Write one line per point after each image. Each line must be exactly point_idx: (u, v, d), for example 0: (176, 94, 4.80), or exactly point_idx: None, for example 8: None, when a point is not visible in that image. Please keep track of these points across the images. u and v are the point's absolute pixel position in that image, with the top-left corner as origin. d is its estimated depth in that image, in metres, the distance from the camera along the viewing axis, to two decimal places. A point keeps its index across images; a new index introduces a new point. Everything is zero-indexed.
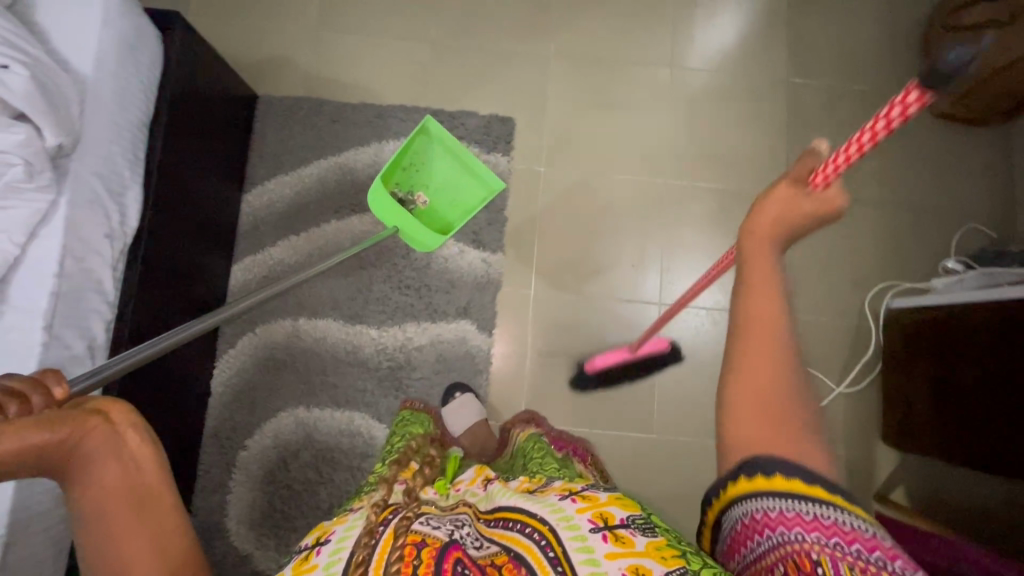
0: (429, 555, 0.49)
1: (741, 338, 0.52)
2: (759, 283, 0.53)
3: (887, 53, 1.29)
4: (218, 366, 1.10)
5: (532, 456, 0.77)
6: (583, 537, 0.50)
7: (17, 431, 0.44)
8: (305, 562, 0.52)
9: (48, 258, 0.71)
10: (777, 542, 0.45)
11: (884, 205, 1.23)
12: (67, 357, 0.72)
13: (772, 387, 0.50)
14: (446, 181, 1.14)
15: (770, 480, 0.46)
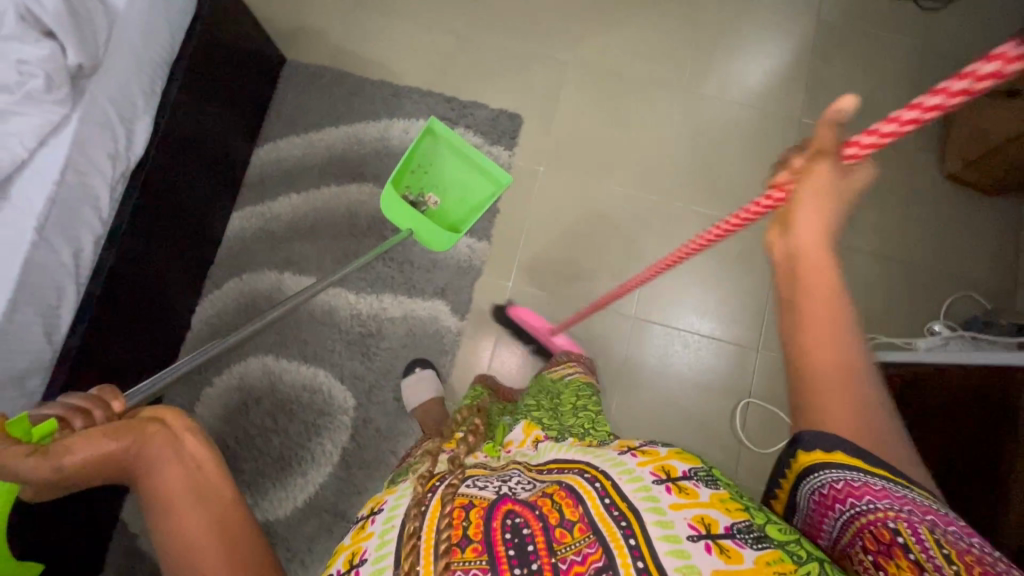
0: (478, 515, 0.48)
1: (806, 372, 0.46)
2: (821, 301, 0.46)
3: (905, 109, 1.29)
4: (202, 303, 1.16)
5: (584, 406, 0.73)
6: (646, 489, 0.49)
7: (84, 441, 0.47)
8: (361, 531, 0.53)
9: (52, 166, 0.77)
10: (850, 515, 0.42)
11: (878, 257, 1.22)
12: (51, 258, 0.77)
13: (843, 375, 0.45)
14: (456, 182, 1.21)
15: (832, 454, 0.43)
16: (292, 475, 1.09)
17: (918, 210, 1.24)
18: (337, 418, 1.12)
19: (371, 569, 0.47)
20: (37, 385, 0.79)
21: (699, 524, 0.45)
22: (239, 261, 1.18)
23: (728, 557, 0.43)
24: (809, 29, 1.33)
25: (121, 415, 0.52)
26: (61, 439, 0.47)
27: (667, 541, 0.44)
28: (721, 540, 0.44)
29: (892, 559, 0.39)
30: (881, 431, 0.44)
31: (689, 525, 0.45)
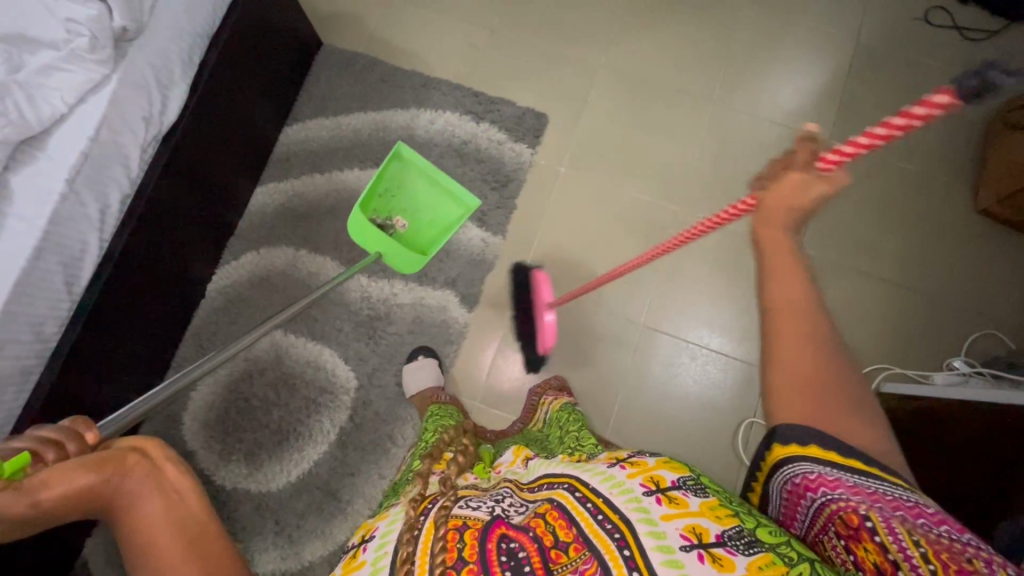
0: (472, 537, 0.47)
1: (773, 310, 0.50)
2: (781, 255, 0.51)
3: (940, 138, 1.26)
4: (218, 273, 1.19)
5: (568, 429, 0.76)
6: (638, 502, 0.47)
7: (67, 474, 0.49)
8: (353, 560, 0.52)
9: (88, 123, 0.79)
10: (819, 503, 0.44)
11: (900, 287, 1.18)
12: (78, 211, 0.80)
13: (810, 342, 0.48)
14: (425, 201, 1.17)
15: (805, 447, 0.45)
16: (289, 449, 1.10)
17: (946, 243, 1.20)
18: (338, 397, 1.12)
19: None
20: (53, 332, 0.81)
21: (691, 534, 0.43)
22: (258, 235, 1.21)
23: (721, 566, 0.41)
24: (846, 51, 1.31)
25: (95, 446, 0.53)
26: (39, 473, 0.49)
27: (661, 552, 0.42)
28: (714, 549, 0.42)
29: (859, 542, 0.41)
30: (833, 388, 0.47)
31: (680, 535, 0.43)
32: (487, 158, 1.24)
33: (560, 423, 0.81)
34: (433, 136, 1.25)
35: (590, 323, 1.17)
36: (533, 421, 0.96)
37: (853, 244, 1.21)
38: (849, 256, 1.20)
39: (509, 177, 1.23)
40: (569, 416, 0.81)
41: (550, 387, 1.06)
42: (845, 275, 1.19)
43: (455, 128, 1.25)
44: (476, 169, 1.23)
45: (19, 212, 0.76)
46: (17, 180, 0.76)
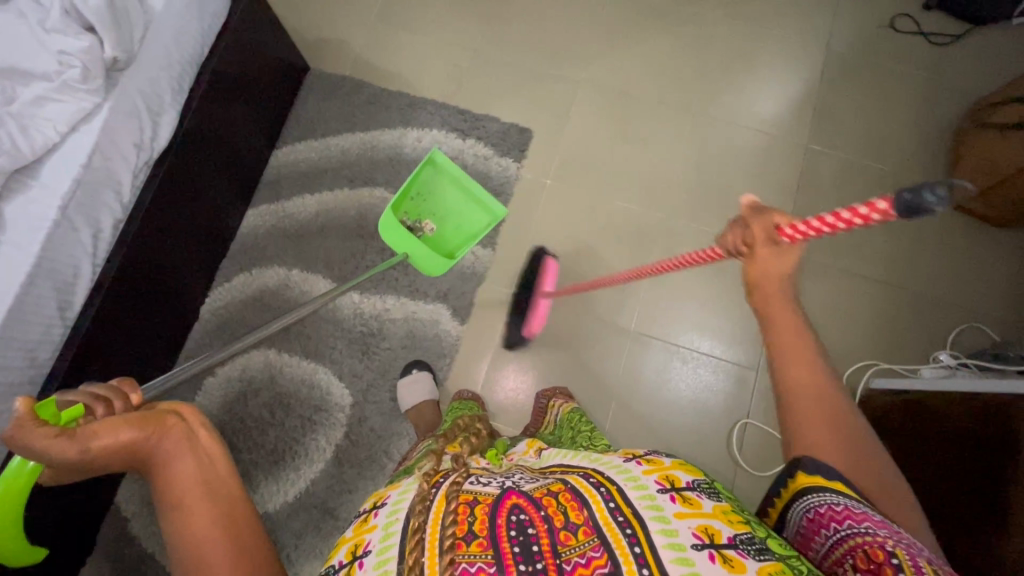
0: (484, 512, 0.46)
1: (786, 383, 0.54)
2: (788, 335, 0.56)
3: (913, 138, 1.29)
4: (212, 295, 1.20)
5: (580, 429, 0.77)
6: (651, 498, 0.46)
7: (112, 428, 0.49)
8: (364, 524, 0.51)
9: (80, 151, 0.81)
10: (842, 535, 0.43)
11: (884, 284, 1.21)
12: (71, 236, 0.81)
13: (829, 415, 0.51)
14: (450, 209, 1.20)
15: (831, 481, 0.47)
16: (285, 469, 1.10)
17: (926, 239, 1.23)
18: (333, 415, 1.13)
19: (376, 562, 0.45)
20: (47, 358, 0.82)
21: (703, 534, 0.43)
22: (250, 256, 1.22)
23: (732, 568, 0.41)
24: (819, 59, 1.35)
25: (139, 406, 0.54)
26: (88, 424, 0.50)
27: (672, 549, 0.42)
28: (725, 550, 0.42)
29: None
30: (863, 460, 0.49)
31: (693, 535, 0.43)
32: (474, 173, 1.26)
33: (571, 424, 0.82)
34: (420, 154, 1.28)
35: (580, 331, 1.19)
36: (543, 423, 0.96)
37: (835, 244, 1.23)
38: (833, 256, 1.22)
39: (496, 191, 1.25)
40: (580, 419, 0.83)
41: (557, 391, 1.04)
42: (829, 275, 1.21)
43: (442, 145, 1.28)
44: None
45: (13, 240, 0.77)
46: (12, 209, 0.78)
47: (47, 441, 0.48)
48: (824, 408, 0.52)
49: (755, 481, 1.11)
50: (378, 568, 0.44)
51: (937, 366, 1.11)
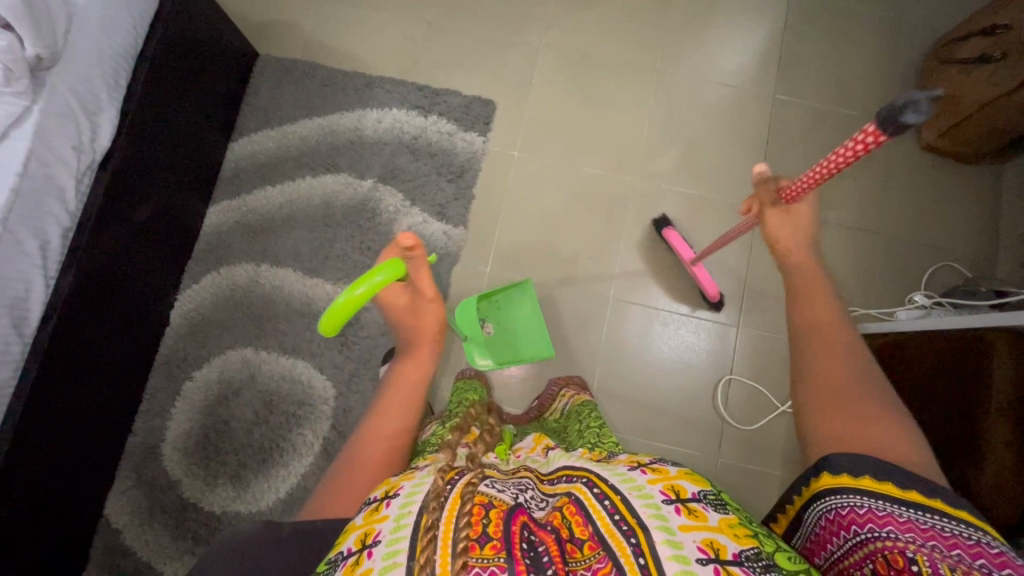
0: (498, 516, 0.42)
1: (803, 321, 0.60)
2: (811, 286, 0.64)
3: (880, 81, 1.28)
4: (181, 297, 1.17)
5: (589, 424, 0.73)
6: (656, 507, 0.43)
7: (433, 313, 0.81)
8: (375, 513, 0.46)
9: (14, 158, 0.77)
10: (860, 539, 0.44)
11: (857, 230, 1.21)
12: (16, 249, 0.78)
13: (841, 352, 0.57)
14: (516, 318, 1.13)
15: (858, 479, 0.46)
16: (273, 466, 1.10)
17: (897, 182, 1.23)
18: (318, 408, 1.12)
19: (385, 553, 0.41)
20: (8, 376, 0.79)
21: (708, 548, 0.41)
22: (216, 255, 1.19)
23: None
24: (781, 5, 1.32)
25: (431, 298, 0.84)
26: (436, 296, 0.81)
27: (677, 561, 0.39)
28: (729, 566, 0.40)
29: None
30: (875, 396, 0.53)
31: (698, 548, 0.41)
32: (439, 151, 1.23)
33: (580, 417, 0.78)
34: (382, 135, 1.24)
35: (558, 302, 1.18)
36: (550, 410, 0.93)
37: None
38: None
39: (463, 168, 1.22)
40: (589, 412, 0.79)
41: (572, 380, 1.00)
42: None
43: (404, 124, 1.24)
44: (429, 163, 1.23)
45: None
46: None
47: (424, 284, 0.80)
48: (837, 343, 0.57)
49: (740, 434, 1.13)
50: (387, 558, 0.41)
51: (912, 306, 1.12)
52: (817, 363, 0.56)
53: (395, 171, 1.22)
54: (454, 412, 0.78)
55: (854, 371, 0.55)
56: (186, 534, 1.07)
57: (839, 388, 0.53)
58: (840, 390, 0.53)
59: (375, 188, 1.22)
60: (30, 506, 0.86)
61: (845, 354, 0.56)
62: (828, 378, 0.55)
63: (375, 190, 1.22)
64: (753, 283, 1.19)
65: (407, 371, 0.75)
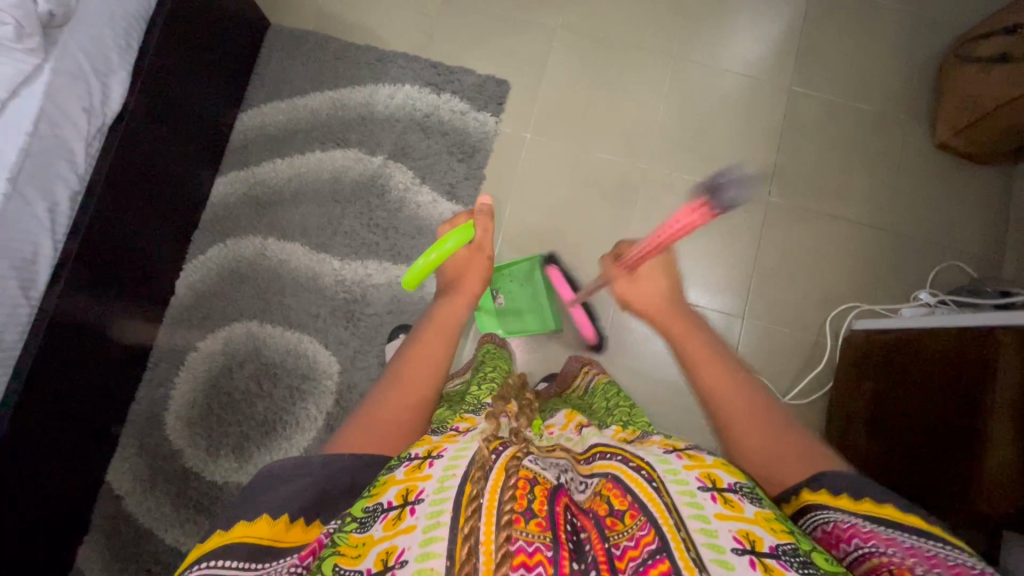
0: (542, 494, 0.44)
1: (704, 388, 0.60)
2: (698, 351, 0.64)
3: (897, 77, 1.27)
4: (186, 268, 1.17)
5: (617, 404, 0.73)
6: (691, 494, 0.45)
7: (479, 266, 0.83)
8: (417, 470, 0.47)
9: (24, 118, 0.76)
10: (862, 553, 0.45)
11: (866, 226, 1.21)
12: (25, 211, 0.77)
13: (754, 411, 0.56)
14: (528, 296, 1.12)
15: (837, 498, 0.48)
16: (276, 438, 1.10)
17: (908, 180, 1.23)
18: (321, 383, 1.12)
19: (429, 511, 0.42)
20: (15, 339, 0.79)
21: (744, 539, 0.42)
22: (222, 226, 1.18)
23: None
24: None
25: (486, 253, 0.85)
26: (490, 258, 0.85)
27: (712, 550, 0.41)
28: (767, 559, 0.40)
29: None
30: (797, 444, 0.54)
31: (732, 539, 0.42)
32: (451, 130, 1.22)
33: (605, 395, 0.78)
34: (394, 112, 1.22)
35: None
36: (570, 388, 0.93)
37: (818, 188, 1.22)
38: (816, 201, 1.22)
39: (475, 148, 1.21)
40: (616, 391, 0.79)
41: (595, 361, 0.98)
42: (811, 220, 1.21)
43: (416, 101, 1.23)
44: (440, 141, 1.21)
45: None
46: None
47: (485, 233, 0.85)
48: (743, 401, 0.57)
49: None
50: (431, 517, 0.41)
51: (916, 304, 1.13)
52: (735, 425, 0.56)
53: (405, 148, 1.21)
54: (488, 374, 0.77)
55: (771, 426, 0.55)
56: (188, 503, 1.07)
57: (771, 451, 0.54)
58: (774, 452, 0.53)
59: (385, 165, 1.21)
60: (31, 470, 0.86)
61: (761, 411, 0.56)
62: (749, 442, 0.55)
63: (385, 166, 1.21)
64: (760, 275, 1.19)
65: (448, 306, 0.75)
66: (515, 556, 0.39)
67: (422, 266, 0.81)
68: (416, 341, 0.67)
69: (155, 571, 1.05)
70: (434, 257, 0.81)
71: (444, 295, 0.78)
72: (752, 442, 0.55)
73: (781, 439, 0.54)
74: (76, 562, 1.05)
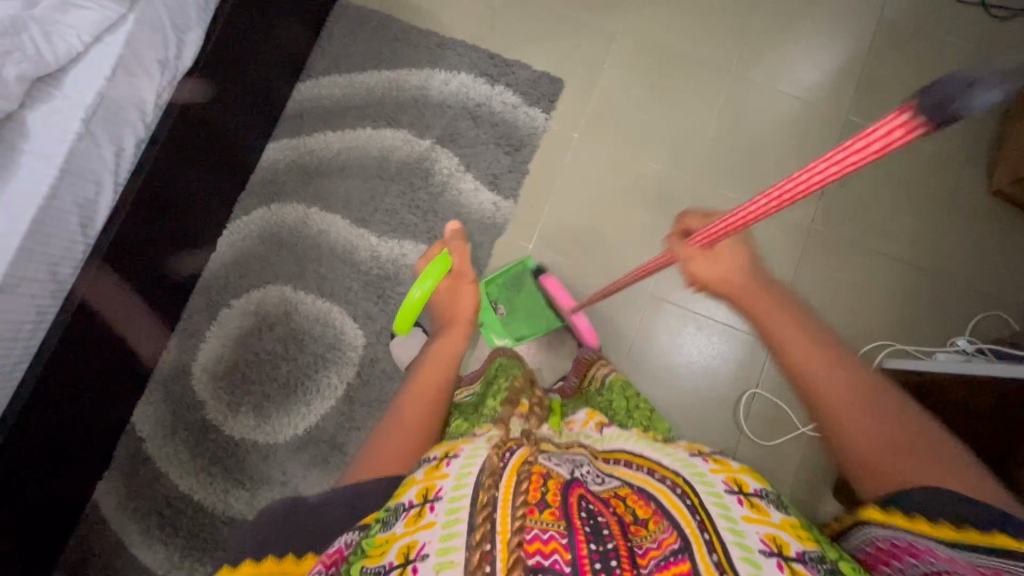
0: (556, 488, 0.45)
1: (807, 380, 0.55)
2: (797, 337, 0.57)
3: (960, 118, 1.24)
4: (229, 227, 1.20)
5: (635, 404, 0.73)
6: (718, 495, 0.46)
7: (467, 293, 0.87)
8: (435, 470, 0.48)
9: (105, 63, 0.79)
10: (916, 569, 0.44)
11: (909, 265, 1.19)
12: (94, 150, 0.80)
13: (877, 406, 0.53)
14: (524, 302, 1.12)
15: (889, 513, 0.48)
16: (296, 402, 1.13)
17: (959, 223, 1.20)
18: (346, 353, 1.14)
19: (447, 509, 0.43)
20: (69, 274, 0.82)
21: (771, 542, 0.42)
22: (269, 191, 1.21)
23: None
24: (870, 24, 1.28)
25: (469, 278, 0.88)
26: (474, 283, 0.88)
27: (739, 548, 0.41)
28: (793, 563, 0.40)
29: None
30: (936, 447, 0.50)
31: (760, 540, 0.42)
32: (501, 122, 1.23)
33: (620, 390, 0.78)
34: (446, 98, 1.24)
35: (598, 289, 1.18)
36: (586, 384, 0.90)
37: (863, 221, 1.20)
38: (860, 233, 1.20)
39: (523, 142, 1.22)
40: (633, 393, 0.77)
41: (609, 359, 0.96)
42: (853, 252, 1.19)
43: (470, 89, 1.24)
44: (489, 132, 1.23)
45: (36, 148, 0.76)
46: (35, 117, 0.76)
47: (460, 261, 0.89)
48: (854, 394, 0.53)
49: (757, 449, 1.12)
50: (449, 514, 0.42)
51: (953, 350, 1.10)
52: (849, 421, 0.52)
53: (454, 135, 1.23)
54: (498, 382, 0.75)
55: (885, 422, 0.51)
56: (205, 454, 1.10)
57: (897, 445, 0.50)
58: (907, 445, 0.50)
59: (433, 149, 1.22)
60: (68, 399, 0.90)
61: (876, 405, 0.53)
62: (862, 439, 0.52)
63: (433, 151, 1.22)
64: None
65: (450, 330, 0.80)
66: (529, 545, 0.39)
67: (410, 303, 0.88)
68: (423, 365, 0.72)
69: (167, 515, 1.08)
70: (421, 293, 0.87)
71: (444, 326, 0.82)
72: (881, 441, 0.51)
73: (906, 436, 0.51)
74: (94, 496, 1.08)
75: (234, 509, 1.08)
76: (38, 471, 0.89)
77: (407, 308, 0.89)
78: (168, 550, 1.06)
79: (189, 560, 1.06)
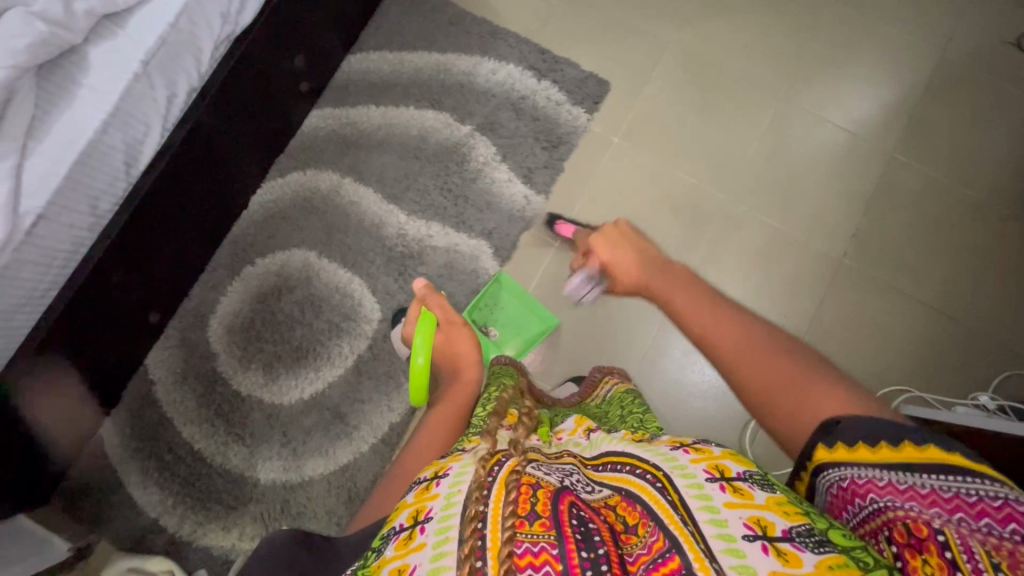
0: (545, 496, 0.44)
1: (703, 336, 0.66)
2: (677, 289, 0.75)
3: (1009, 171, 1.21)
4: (264, 187, 1.22)
5: (630, 410, 0.71)
6: (699, 486, 0.44)
7: (465, 338, 0.91)
8: (425, 491, 0.49)
9: (170, 8, 0.81)
10: (878, 507, 0.42)
11: (939, 314, 1.16)
12: (148, 93, 0.82)
13: (764, 352, 0.60)
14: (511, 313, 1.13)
15: (853, 450, 0.46)
16: (305, 366, 1.14)
17: (996, 277, 1.17)
18: (359, 326, 1.15)
19: (437, 528, 0.43)
20: (106, 210, 0.85)
21: (755, 525, 0.40)
22: (307, 156, 1.23)
23: (786, 562, 0.38)
24: (929, 65, 1.26)
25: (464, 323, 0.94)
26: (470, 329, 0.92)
27: (722, 539, 0.39)
28: (779, 543, 0.39)
29: (921, 553, 0.39)
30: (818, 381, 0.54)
31: (744, 526, 0.40)
32: (542, 117, 1.23)
33: (622, 404, 0.76)
34: (492, 87, 1.25)
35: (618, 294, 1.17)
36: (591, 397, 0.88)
37: (896, 261, 1.18)
38: (891, 274, 1.18)
39: (562, 139, 1.22)
40: (632, 400, 0.76)
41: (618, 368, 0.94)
42: (881, 292, 1.17)
43: (516, 81, 1.25)
44: (529, 126, 1.23)
45: (92, 83, 0.77)
46: (95, 54, 0.78)
47: (444, 313, 0.93)
48: (740, 339, 0.63)
49: None
50: (439, 534, 0.42)
51: (974, 406, 1.07)
52: (739, 372, 0.61)
53: (494, 124, 1.23)
54: (489, 391, 0.75)
55: (762, 368, 0.59)
56: (210, 405, 1.12)
57: (784, 383, 0.56)
58: (788, 380, 0.56)
59: (471, 136, 1.23)
60: (91, 330, 0.92)
61: (761, 348, 0.61)
62: (751, 383, 0.59)
63: (471, 137, 1.23)
64: (814, 334, 1.15)
65: (462, 362, 0.88)
66: (521, 558, 0.39)
67: (417, 372, 0.91)
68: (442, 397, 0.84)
69: (166, 460, 1.09)
70: (425, 359, 0.91)
71: (452, 370, 0.89)
72: (764, 383, 0.58)
73: (789, 376, 0.56)
74: (99, 431, 1.10)
75: (231, 464, 1.09)
76: (54, 397, 0.92)
77: (415, 378, 0.92)
78: (163, 494, 1.08)
79: (182, 506, 1.07)
